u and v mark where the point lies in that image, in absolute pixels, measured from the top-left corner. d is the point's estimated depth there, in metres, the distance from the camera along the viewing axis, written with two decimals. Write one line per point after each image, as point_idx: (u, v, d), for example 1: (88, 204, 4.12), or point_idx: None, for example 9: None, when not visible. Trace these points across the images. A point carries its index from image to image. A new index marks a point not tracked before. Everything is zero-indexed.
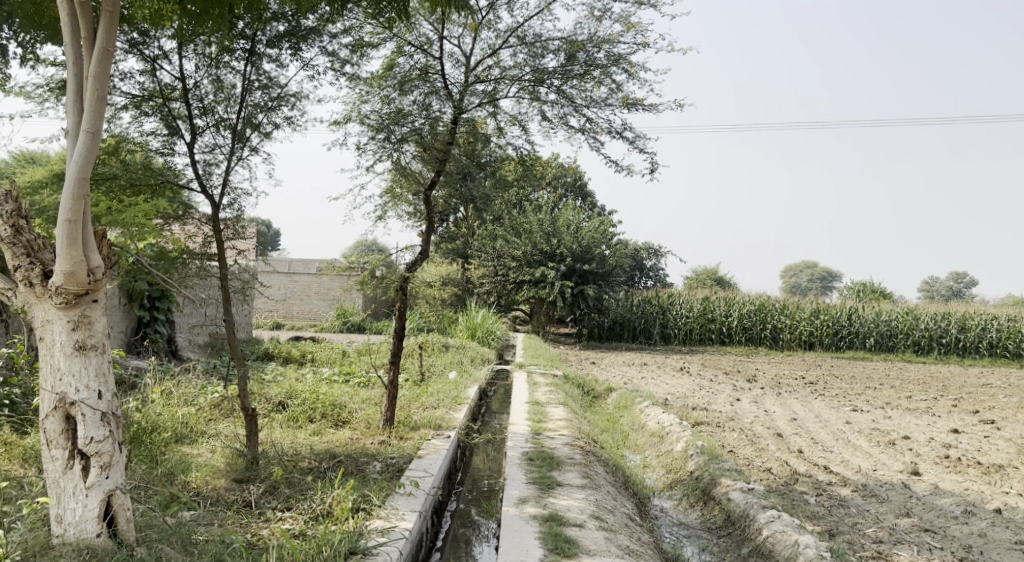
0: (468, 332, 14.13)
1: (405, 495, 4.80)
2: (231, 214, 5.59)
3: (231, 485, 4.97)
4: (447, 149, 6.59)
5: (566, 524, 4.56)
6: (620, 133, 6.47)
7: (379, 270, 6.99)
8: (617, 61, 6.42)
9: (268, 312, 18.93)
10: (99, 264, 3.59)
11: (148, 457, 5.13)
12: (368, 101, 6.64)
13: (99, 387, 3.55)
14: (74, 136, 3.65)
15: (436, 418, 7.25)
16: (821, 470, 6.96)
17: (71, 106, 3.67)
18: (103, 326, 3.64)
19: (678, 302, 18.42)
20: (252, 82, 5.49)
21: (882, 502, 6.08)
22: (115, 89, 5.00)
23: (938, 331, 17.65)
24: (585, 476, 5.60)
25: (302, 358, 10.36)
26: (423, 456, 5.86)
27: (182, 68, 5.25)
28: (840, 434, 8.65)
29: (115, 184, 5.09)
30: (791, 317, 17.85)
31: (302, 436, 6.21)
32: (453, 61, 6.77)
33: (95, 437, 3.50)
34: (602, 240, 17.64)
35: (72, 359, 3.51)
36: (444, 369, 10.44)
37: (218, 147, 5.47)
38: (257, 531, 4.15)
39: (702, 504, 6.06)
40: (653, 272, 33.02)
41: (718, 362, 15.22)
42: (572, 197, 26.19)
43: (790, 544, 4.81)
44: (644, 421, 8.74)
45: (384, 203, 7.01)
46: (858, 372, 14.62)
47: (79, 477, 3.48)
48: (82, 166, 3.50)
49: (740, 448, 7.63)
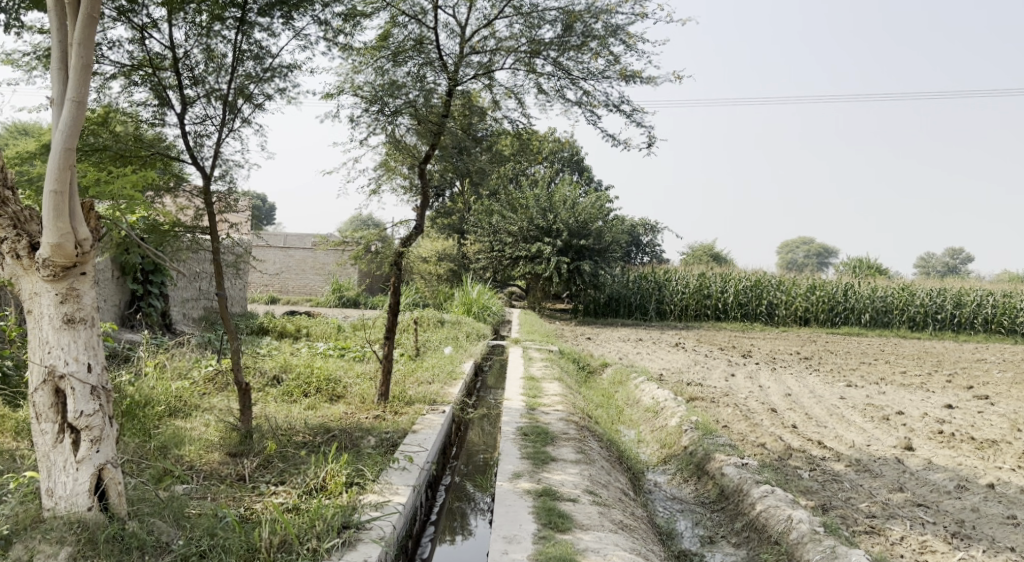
0: (463, 308, 14.10)
1: (399, 470, 4.80)
2: (223, 186, 5.52)
3: (225, 459, 4.95)
4: (442, 121, 6.51)
5: (560, 499, 4.56)
6: (618, 107, 6.38)
7: (374, 244, 6.93)
8: (614, 32, 6.32)
9: (264, 287, 18.88)
10: (87, 236, 3.52)
11: (141, 431, 5.11)
12: (362, 72, 6.53)
13: (88, 360, 3.51)
14: (60, 106, 3.57)
15: (431, 392, 7.23)
16: (815, 445, 6.97)
17: (56, 75, 3.59)
18: (92, 298, 3.59)
19: (674, 278, 18.39)
20: (243, 52, 5.40)
21: (875, 477, 6.10)
22: (103, 58, 4.91)
23: (934, 307, 17.66)
24: (580, 451, 5.60)
25: (297, 333, 10.33)
26: (418, 431, 5.84)
27: (172, 37, 5.15)
28: (835, 410, 8.66)
29: (105, 155, 5.01)
30: (786, 292, 17.86)
31: (296, 410, 6.19)
32: (449, 32, 6.66)
33: (85, 411, 3.46)
34: (598, 216, 17.56)
35: (60, 333, 3.47)
36: (439, 344, 10.42)
37: (210, 118, 5.39)
38: (250, 505, 4.13)
39: (695, 479, 6.08)
40: (650, 248, 32.95)
41: (714, 338, 15.23)
42: (569, 172, 26.04)
43: (783, 519, 4.82)
44: (638, 396, 8.75)
45: (378, 177, 6.93)
46: (853, 347, 14.64)
47: (69, 451, 3.45)
48: (67, 136, 3.43)
49: (735, 423, 7.64)
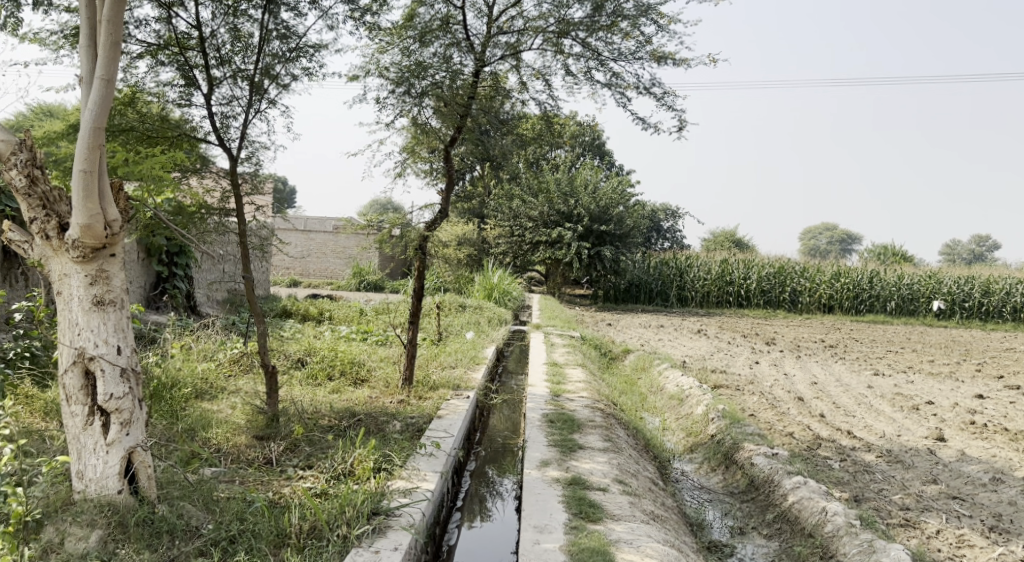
0: (484, 292, 14.04)
1: (426, 456, 4.75)
2: (249, 168, 5.48)
3: (252, 442, 4.93)
4: (468, 103, 6.42)
5: (590, 488, 4.49)
6: (649, 89, 6.25)
7: (397, 229, 6.86)
8: (646, 12, 6.18)
9: (285, 270, 18.94)
10: (116, 217, 3.48)
11: (169, 414, 5.12)
12: (388, 52, 6.44)
13: (118, 343, 3.48)
14: (88, 84, 3.52)
15: (455, 377, 7.18)
16: (845, 435, 6.86)
17: (84, 53, 3.54)
18: (122, 280, 3.56)
19: (696, 264, 18.20)
20: (270, 31, 5.34)
21: (908, 469, 5.98)
22: (130, 37, 4.87)
23: (961, 295, 17.36)
24: (607, 439, 5.53)
25: (319, 316, 10.33)
26: (443, 417, 5.80)
27: (199, 17, 5.10)
28: (863, 399, 8.52)
29: (132, 136, 4.98)
30: (810, 280, 17.63)
31: (321, 394, 6.17)
32: (476, 12, 6.55)
33: (115, 393, 3.44)
34: (620, 201, 17.39)
35: (90, 315, 3.44)
36: (462, 329, 10.37)
37: (236, 99, 5.35)
38: (278, 490, 4.12)
39: (724, 468, 6.00)
40: (670, 234, 32.69)
41: (736, 325, 15.07)
42: (590, 157, 25.81)
43: (818, 511, 4.75)
44: (662, 383, 8.66)
45: (402, 160, 6.86)
46: (879, 335, 14.43)
47: (99, 433, 3.43)
48: (97, 114, 3.39)
49: (762, 412, 7.53)
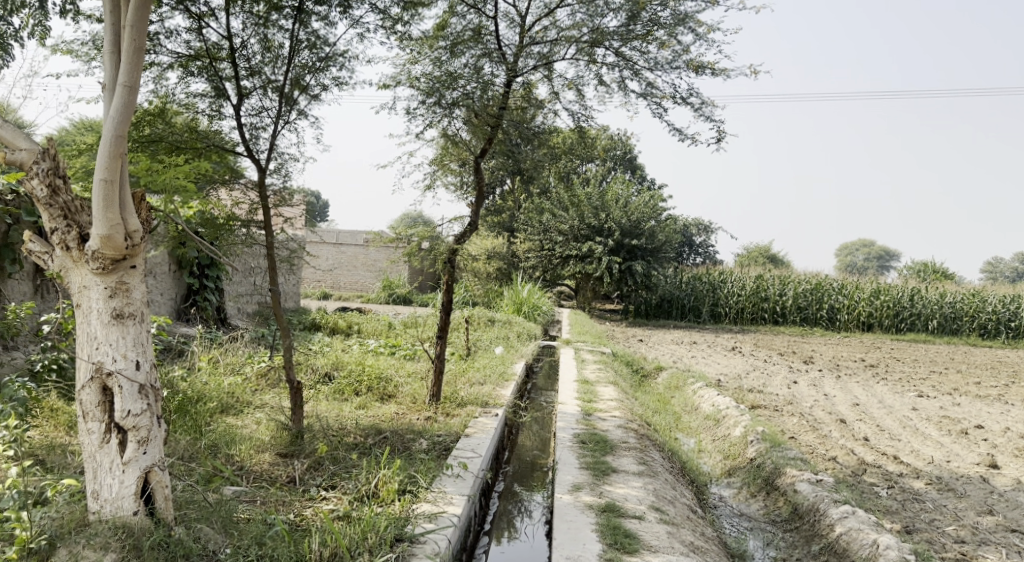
0: (513, 307, 13.89)
1: (452, 477, 4.58)
2: (278, 180, 5.40)
3: (276, 460, 4.79)
4: (499, 115, 6.26)
5: (625, 516, 4.27)
6: (686, 99, 6.06)
7: (426, 242, 6.71)
8: (683, 21, 6.00)
9: (317, 282, 18.97)
10: (137, 228, 3.37)
11: (194, 429, 5.05)
12: (419, 63, 6.33)
13: (137, 357, 3.37)
14: (111, 90, 3.42)
15: (484, 394, 7.00)
16: (891, 460, 6.53)
17: (108, 58, 3.44)
18: (142, 293, 3.44)
19: (730, 280, 17.83)
20: (300, 41, 5.26)
21: (961, 498, 5.67)
22: (160, 47, 4.82)
23: (1006, 315, 16.82)
24: (642, 462, 5.31)
25: (348, 330, 10.24)
26: (471, 436, 5.62)
27: (229, 27, 5.04)
28: (908, 422, 8.16)
29: (161, 146, 4.93)
30: (849, 297, 17.16)
31: (347, 409, 6.04)
32: (508, 22, 6.44)
33: (133, 410, 3.32)
34: (652, 215, 17.12)
35: (109, 328, 3.33)
36: (490, 344, 10.20)
37: (266, 111, 5.28)
38: (300, 511, 3.97)
39: (764, 495, 5.75)
40: (702, 249, 32.29)
41: (772, 343, 14.67)
42: (621, 171, 25.56)
43: (868, 543, 4.50)
44: (697, 403, 8.38)
45: (432, 173, 6.74)
46: (921, 355, 13.94)
47: (115, 452, 3.30)
48: (119, 123, 3.28)
49: (802, 434, 7.23)
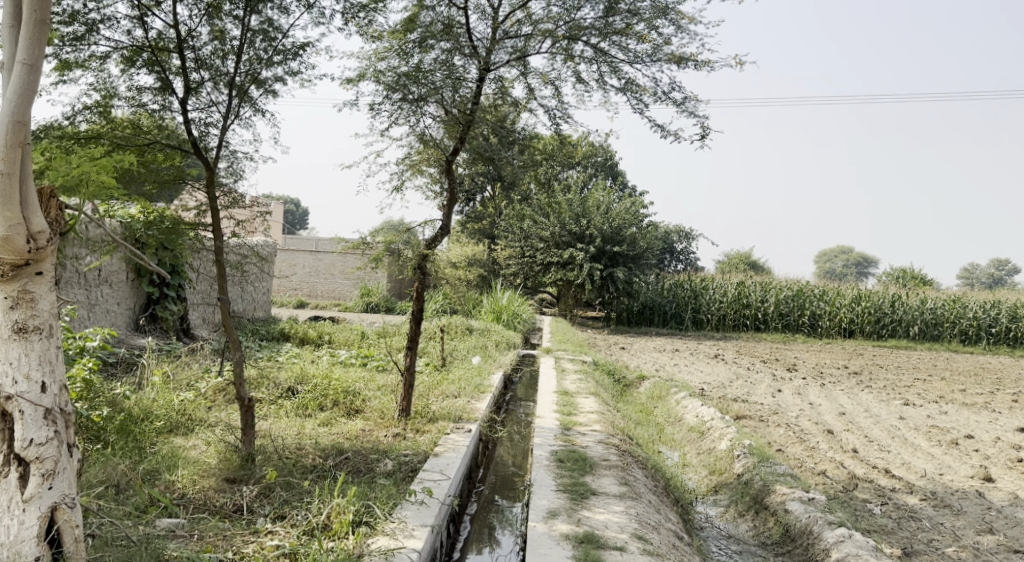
0: (493, 315, 13.44)
1: (416, 505, 4.16)
2: (230, 181, 4.96)
3: (222, 486, 4.34)
4: (471, 112, 5.88)
5: (604, 548, 3.87)
6: (668, 95, 5.71)
7: (395, 246, 6.27)
8: (664, 12, 5.65)
9: (293, 291, 18.50)
10: (42, 229, 2.94)
11: (134, 451, 4.62)
12: (386, 58, 5.93)
13: (43, 379, 2.93)
14: (9, 68, 2.99)
15: (457, 408, 6.57)
16: (883, 474, 6.19)
17: (7, 33, 3.00)
18: (51, 304, 3.00)
19: (712, 286, 17.50)
20: (253, 31, 4.84)
21: (958, 515, 5.33)
22: (97, 36, 4.36)
23: (987, 321, 16.68)
24: (623, 483, 4.92)
25: (319, 339, 9.76)
26: (440, 455, 5.18)
27: (174, 15, 4.61)
28: (897, 432, 7.84)
29: (99, 145, 4.50)
30: (830, 303, 16.93)
31: (308, 427, 5.59)
32: (479, 14, 6.06)
33: (36, 439, 2.88)
34: (633, 221, 16.77)
35: (9, 344, 2.89)
36: (467, 354, 9.77)
37: (216, 105, 4.85)
38: (241, 548, 3.54)
39: (753, 514, 5.39)
40: (684, 255, 32.20)
41: (755, 350, 14.36)
42: (602, 176, 25.25)
43: None
44: (681, 414, 8.00)
45: (402, 173, 6.31)
46: (905, 362, 13.70)
47: (15, 488, 2.85)
48: (16, 105, 2.85)
49: (790, 447, 6.87)
